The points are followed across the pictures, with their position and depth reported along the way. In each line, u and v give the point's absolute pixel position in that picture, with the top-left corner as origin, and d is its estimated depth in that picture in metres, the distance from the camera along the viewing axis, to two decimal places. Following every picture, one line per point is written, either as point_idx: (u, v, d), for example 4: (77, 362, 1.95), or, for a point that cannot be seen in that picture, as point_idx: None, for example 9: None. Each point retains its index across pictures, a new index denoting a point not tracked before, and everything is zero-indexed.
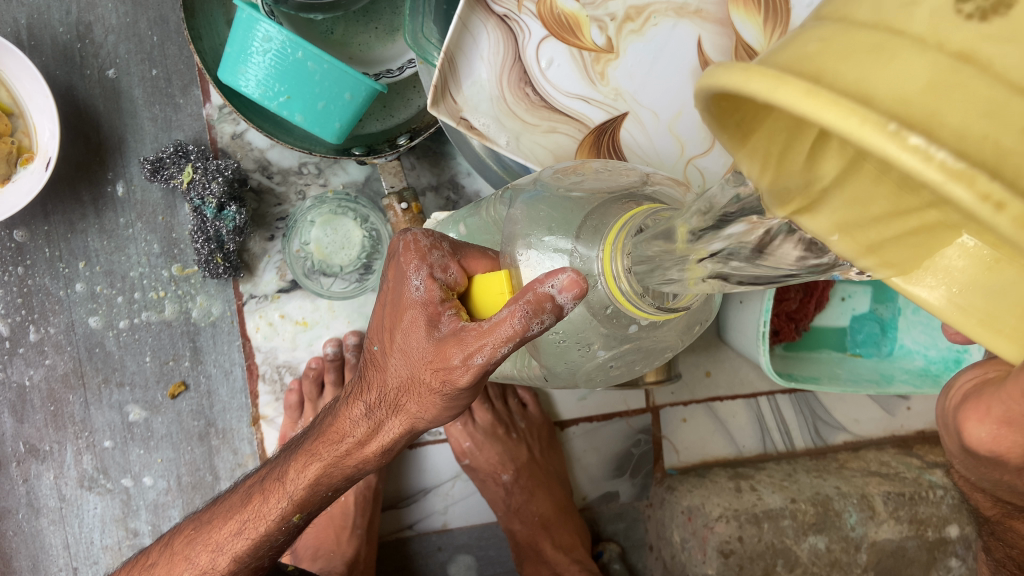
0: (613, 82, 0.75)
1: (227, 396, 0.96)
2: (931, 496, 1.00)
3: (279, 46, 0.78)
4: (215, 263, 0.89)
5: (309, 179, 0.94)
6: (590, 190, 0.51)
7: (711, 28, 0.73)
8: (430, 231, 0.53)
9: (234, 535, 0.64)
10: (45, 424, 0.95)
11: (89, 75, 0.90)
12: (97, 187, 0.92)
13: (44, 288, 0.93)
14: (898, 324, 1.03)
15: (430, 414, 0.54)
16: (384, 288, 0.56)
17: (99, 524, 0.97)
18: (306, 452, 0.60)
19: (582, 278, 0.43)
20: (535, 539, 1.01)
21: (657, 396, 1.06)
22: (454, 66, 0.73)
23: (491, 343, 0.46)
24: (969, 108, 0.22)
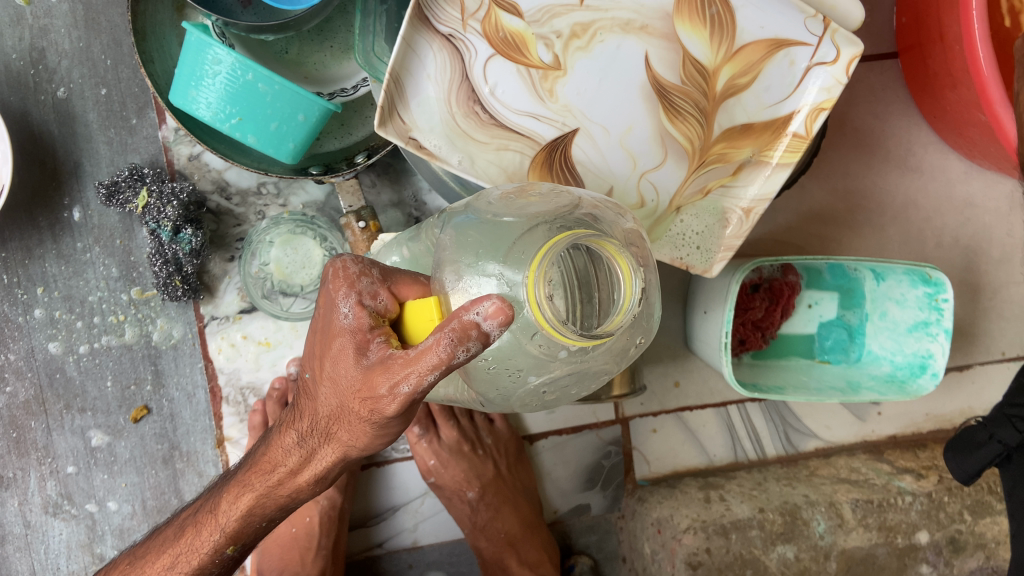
0: (562, 98, 0.75)
1: (191, 419, 0.95)
2: (900, 502, 1.00)
3: (229, 69, 0.78)
4: (173, 285, 0.89)
5: (268, 200, 0.94)
6: (520, 215, 0.51)
7: (658, 42, 0.73)
8: (359, 258, 0.53)
9: (165, 570, 0.63)
10: (8, 452, 0.95)
11: (42, 101, 0.90)
12: (53, 212, 0.91)
13: (2, 315, 0.92)
14: (865, 330, 1.03)
15: (362, 443, 0.53)
16: (316, 315, 0.55)
17: (65, 550, 0.96)
18: (238, 483, 0.60)
19: (507, 305, 0.43)
20: (501, 556, 1.00)
21: (626, 408, 1.06)
22: (401, 86, 0.73)
23: (417, 371, 0.47)
24: None
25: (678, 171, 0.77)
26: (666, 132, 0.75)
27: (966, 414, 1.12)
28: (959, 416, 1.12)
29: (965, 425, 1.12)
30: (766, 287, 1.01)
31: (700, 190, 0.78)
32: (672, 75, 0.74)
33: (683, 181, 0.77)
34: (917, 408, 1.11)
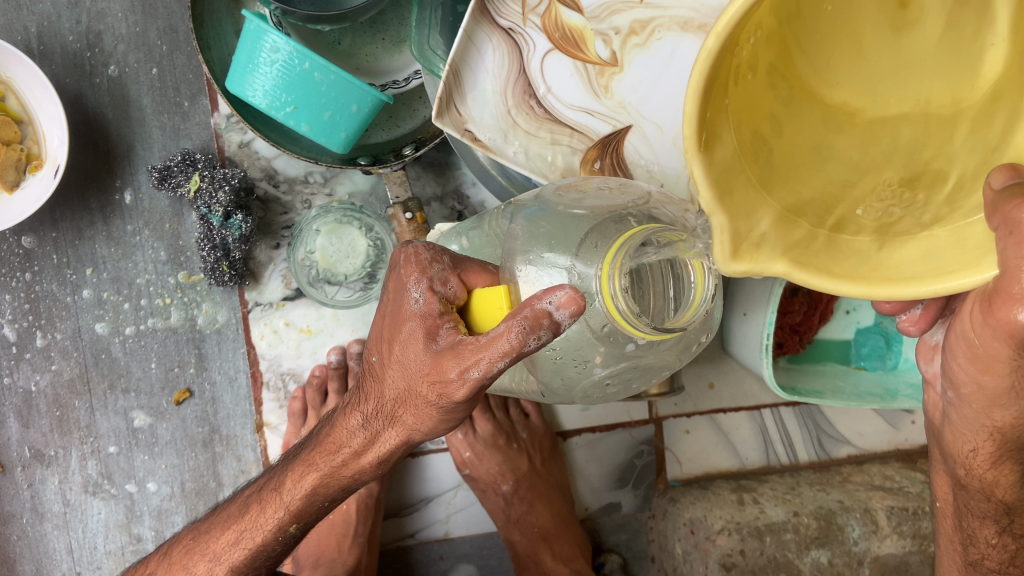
0: (618, 95, 0.75)
1: (231, 403, 0.96)
2: (935, 511, 0.99)
3: (286, 57, 0.78)
4: (220, 271, 0.89)
5: (315, 188, 0.95)
6: (589, 208, 0.52)
7: None
8: (431, 245, 0.54)
9: (232, 544, 0.64)
10: (51, 430, 0.96)
11: (98, 84, 0.91)
12: (105, 194, 0.93)
13: (51, 294, 0.93)
14: (902, 338, 1.02)
15: (427, 426, 0.54)
16: (385, 299, 0.56)
17: (102, 529, 0.97)
18: (302, 463, 0.61)
19: (580, 294, 0.44)
20: (535, 551, 1.01)
21: (660, 407, 1.06)
22: (460, 79, 0.75)
23: (488, 357, 0.47)
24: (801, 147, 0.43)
25: None
26: None
27: None
28: None
29: None
30: (806, 292, 1.00)
31: None
32: None
33: None
34: None
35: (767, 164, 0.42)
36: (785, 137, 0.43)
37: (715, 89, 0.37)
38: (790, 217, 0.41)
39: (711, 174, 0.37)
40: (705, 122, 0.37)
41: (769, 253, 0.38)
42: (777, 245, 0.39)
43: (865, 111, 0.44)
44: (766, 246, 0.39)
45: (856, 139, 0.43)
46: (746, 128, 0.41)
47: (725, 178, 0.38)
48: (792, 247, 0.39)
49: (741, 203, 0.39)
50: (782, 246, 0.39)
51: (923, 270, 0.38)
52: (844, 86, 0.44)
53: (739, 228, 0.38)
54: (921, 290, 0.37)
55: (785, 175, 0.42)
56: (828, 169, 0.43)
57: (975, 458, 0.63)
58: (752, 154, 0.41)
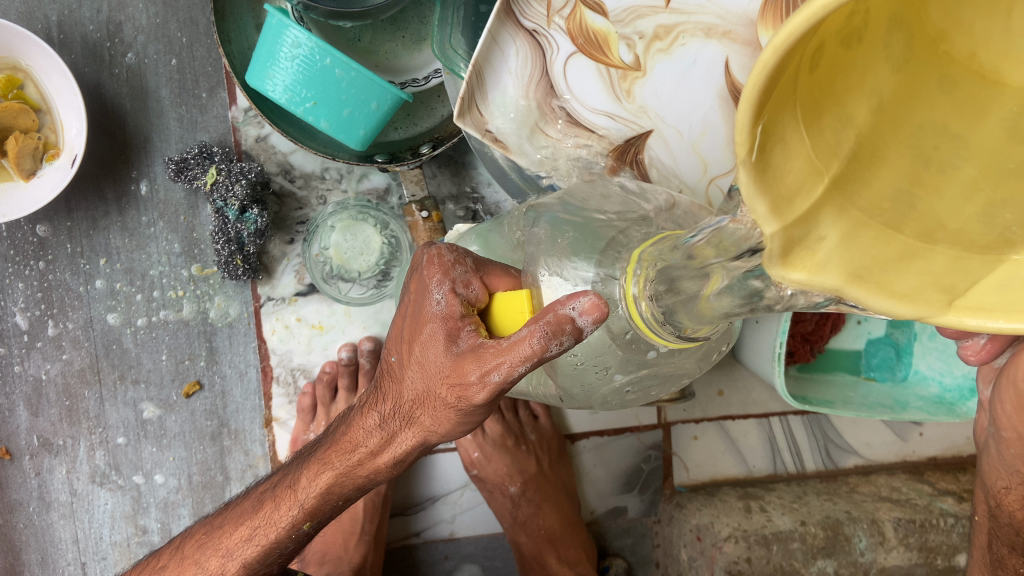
0: (640, 99, 0.74)
1: (241, 397, 0.96)
2: (942, 524, 0.99)
3: (307, 52, 0.78)
4: (234, 264, 0.89)
5: (331, 184, 0.95)
6: (612, 214, 0.52)
7: (739, 49, 0.70)
8: (455, 246, 0.53)
9: (244, 541, 0.64)
10: (60, 419, 0.96)
11: (117, 74, 0.91)
12: (120, 184, 0.93)
13: (64, 283, 0.93)
14: (913, 349, 1.02)
15: (444, 428, 0.54)
16: (406, 299, 0.56)
17: (108, 520, 0.97)
18: (318, 461, 0.61)
19: (603, 302, 0.43)
20: (541, 552, 1.01)
21: (668, 413, 1.05)
22: (482, 79, 0.74)
23: (509, 361, 0.47)
24: (900, 106, 0.32)
25: None
26: None
27: None
28: None
29: None
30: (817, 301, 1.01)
31: None
32: None
33: None
34: (959, 431, 1.09)
35: (847, 141, 0.32)
36: (884, 98, 0.32)
37: (777, 77, 0.27)
38: (857, 210, 0.32)
39: (762, 180, 0.29)
40: (762, 110, 0.28)
41: (827, 262, 0.31)
42: (841, 251, 0.32)
43: (1002, 68, 0.32)
44: (824, 258, 0.32)
45: (972, 111, 0.32)
46: (826, 80, 0.31)
47: (782, 174, 0.30)
48: (856, 254, 0.32)
49: (803, 201, 0.31)
50: (846, 252, 0.32)
51: (996, 300, 0.31)
52: (969, 33, 0.31)
53: (791, 234, 0.31)
54: (983, 325, 0.30)
55: (878, 143, 0.32)
56: (924, 138, 0.33)
57: (1008, 496, 0.65)
58: (825, 131, 0.31)
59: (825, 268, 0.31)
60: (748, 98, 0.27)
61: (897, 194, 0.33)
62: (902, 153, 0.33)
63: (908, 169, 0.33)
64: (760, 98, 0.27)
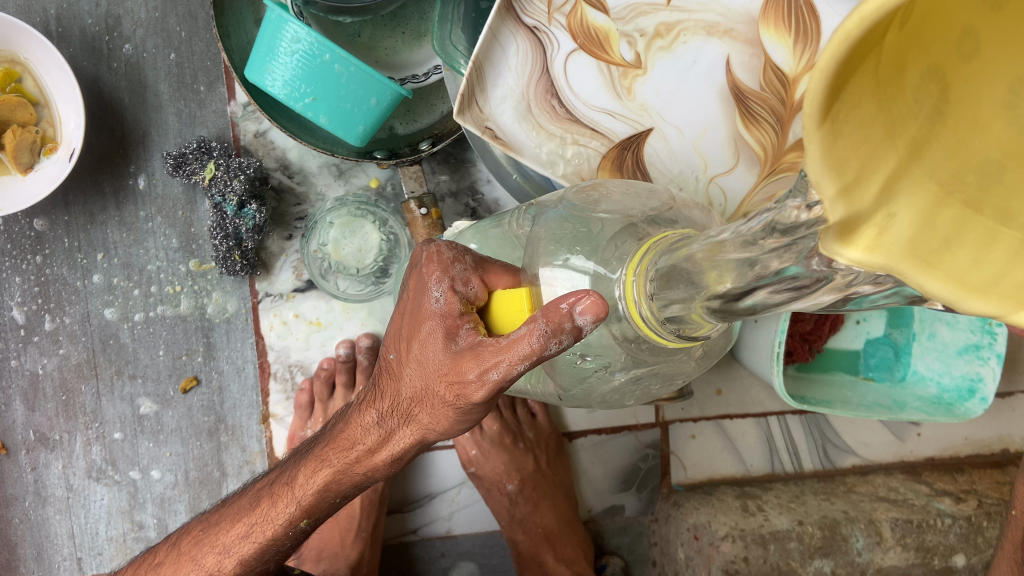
0: (640, 97, 0.75)
1: (238, 393, 0.96)
2: (939, 524, 0.99)
3: (307, 47, 0.78)
4: (232, 260, 0.89)
5: (330, 180, 0.94)
6: (610, 211, 0.52)
7: (740, 47, 0.73)
8: (453, 244, 0.54)
9: (241, 538, 0.64)
10: (56, 414, 0.95)
11: (116, 68, 0.90)
12: (118, 179, 0.92)
13: (61, 278, 0.93)
14: (912, 349, 1.02)
15: (442, 426, 0.54)
16: (404, 297, 0.56)
17: (104, 516, 0.97)
18: (315, 458, 0.61)
19: (604, 301, 0.43)
20: (538, 551, 1.01)
21: (666, 411, 1.05)
22: (483, 76, 0.74)
23: (508, 360, 0.47)
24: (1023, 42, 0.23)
25: (748, 177, 0.76)
26: (739, 137, 0.75)
27: (1004, 440, 1.11)
28: (998, 442, 1.10)
29: (1003, 451, 1.11)
30: None
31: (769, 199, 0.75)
32: (752, 81, 0.73)
33: (752, 188, 0.76)
34: (956, 432, 1.10)
35: (935, 97, 0.23)
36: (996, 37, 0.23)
37: (867, 43, 0.20)
38: (944, 181, 0.23)
39: (827, 159, 0.21)
40: (839, 81, 0.21)
41: (902, 250, 0.22)
42: (939, 245, 0.22)
43: None
44: (896, 238, 0.22)
45: None
46: (920, 18, 0.22)
47: (855, 149, 0.21)
48: (935, 234, 0.22)
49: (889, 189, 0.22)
50: (925, 242, 0.22)
51: None
52: None
53: (863, 215, 0.22)
54: None
55: (984, 95, 0.23)
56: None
57: None
58: (908, 88, 0.23)
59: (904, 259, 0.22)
60: (814, 75, 0.20)
61: (1001, 162, 0.23)
62: (1008, 106, 0.23)
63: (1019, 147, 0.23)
64: (840, 70, 0.20)
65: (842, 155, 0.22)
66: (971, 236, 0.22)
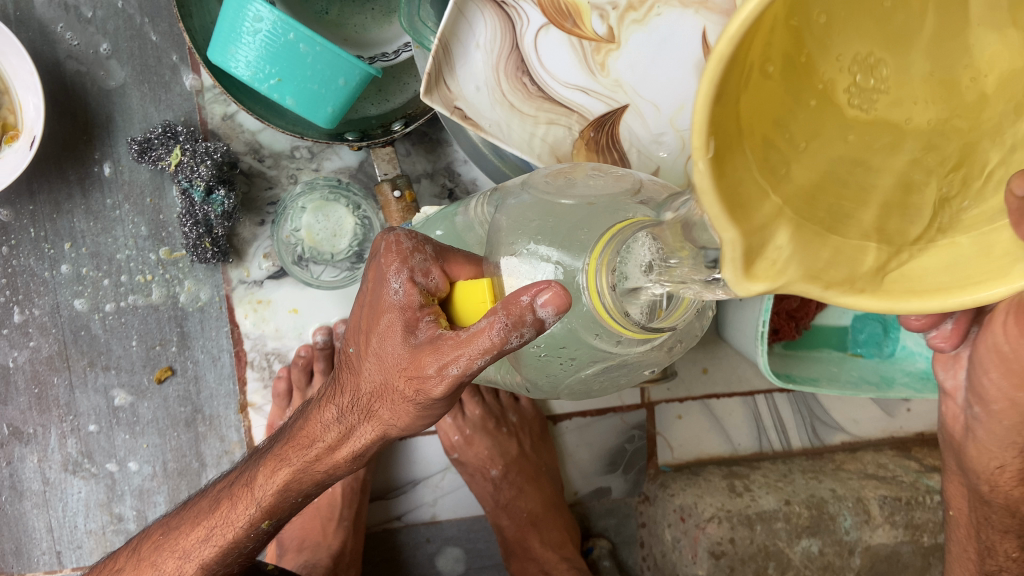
0: (614, 73, 0.72)
1: (214, 382, 0.94)
2: (927, 501, 0.98)
3: (270, 27, 0.75)
4: (203, 247, 0.87)
5: (302, 164, 0.92)
6: (575, 198, 0.50)
7: (717, 19, 0.69)
8: (413, 233, 0.52)
9: (201, 541, 0.63)
10: (29, 407, 0.94)
11: (75, 51, 0.87)
12: (83, 166, 0.90)
13: (28, 269, 0.91)
14: (901, 325, 0.99)
15: (403, 422, 0.53)
16: (364, 288, 0.54)
17: (83, 509, 0.96)
18: (274, 457, 0.59)
19: (567, 294, 0.41)
20: (524, 536, 0.99)
21: (652, 392, 1.04)
22: (450, 54, 0.70)
23: (467, 354, 0.45)
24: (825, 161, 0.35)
25: None
26: None
27: None
28: None
29: None
30: None
31: None
32: None
33: None
34: None
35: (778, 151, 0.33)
36: (794, 134, 0.34)
37: (722, 127, 0.29)
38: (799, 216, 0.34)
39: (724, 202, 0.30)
40: (718, 140, 0.29)
41: (789, 268, 0.32)
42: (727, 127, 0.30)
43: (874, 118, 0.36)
44: (786, 267, 0.32)
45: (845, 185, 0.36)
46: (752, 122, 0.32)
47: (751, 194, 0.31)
48: (810, 255, 0.33)
49: (756, 90, 0.32)
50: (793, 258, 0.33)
51: (949, 281, 0.35)
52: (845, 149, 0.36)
53: (757, 244, 0.32)
54: (953, 305, 0.33)
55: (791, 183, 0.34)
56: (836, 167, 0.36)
57: (1002, 475, 0.67)
58: (769, 148, 0.33)
59: (701, 128, 0.28)
60: (698, 128, 0.28)
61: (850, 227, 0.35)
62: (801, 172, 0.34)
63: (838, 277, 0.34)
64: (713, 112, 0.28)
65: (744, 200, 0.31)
66: (845, 266, 0.34)
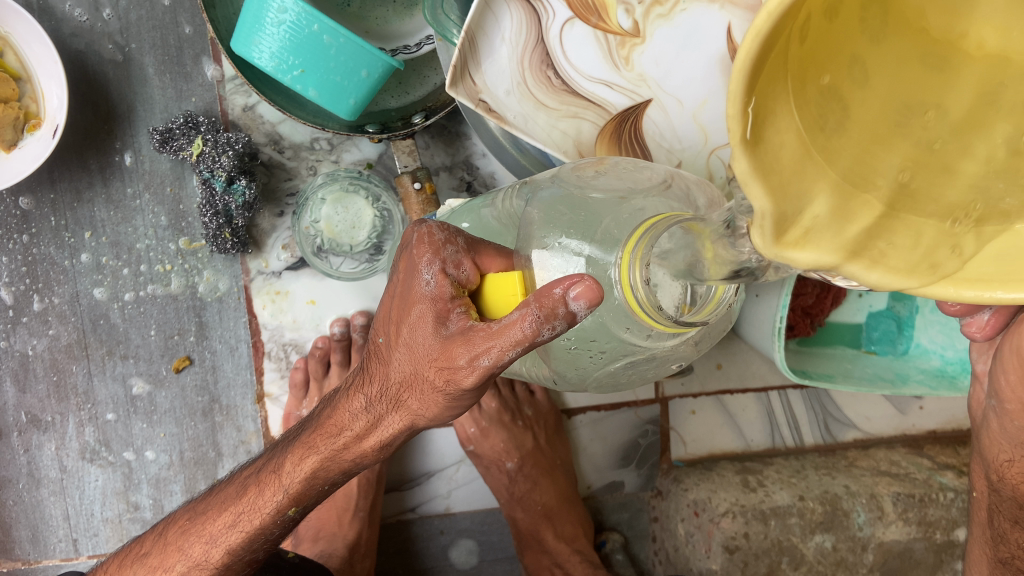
0: (638, 67, 0.71)
1: (232, 372, 0.95)
2: (941, 498, 0.99)
3: (294, 18, 0.75)
4: (223, 238, 0.87)
5: (321, 155, 0.92)
6: (606, 192, 0.50)
7: (742, 14, 0.68)
8: (445, 225, 0.52)
9: (228, 527, 0.63)
10: (48, 395, 0.94)
11: (98, 40, 0.88)
12: (104, 155, 0.90)
13: (48, 257, 0.91)
14: (915, 323, 1.00)
15: (432, 412, 0.53)
16: (395, 279, 0.54)
17: (100, 497, 0.96)
18: (302, 445, 0.60)
19: (599, 288, 0.42)
20: (538, 528, 1.00)
21: (666, 387, 1.04)
22: (475, 46, 0.70)
23: (499, 345, 0.45)
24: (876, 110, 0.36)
25: None
26: None
27: None
28: None
29: None
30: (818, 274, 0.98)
31: None
32: None
33: None
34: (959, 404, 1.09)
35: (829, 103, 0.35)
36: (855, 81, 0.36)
37: (766, 81, 0.30)
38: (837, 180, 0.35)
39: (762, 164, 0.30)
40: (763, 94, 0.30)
41: (818, 237, 0.33)
42: (767, 93, 0.31)
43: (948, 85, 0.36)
44: (814, 235, 0.33)
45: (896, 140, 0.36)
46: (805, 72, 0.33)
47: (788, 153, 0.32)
48: (840, 223, 0.34)
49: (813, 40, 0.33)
50: (819, 228, 0.34)
51: (980, 271, 0.37)
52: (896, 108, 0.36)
53: (786, 209, 0.32)
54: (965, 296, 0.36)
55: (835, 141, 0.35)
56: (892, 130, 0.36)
57: (1010, 469, 0.68)
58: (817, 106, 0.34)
59: (737, 101, 0.29)
60: (735, 92, 0.28)
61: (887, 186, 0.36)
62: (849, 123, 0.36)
63: (866, 250, 0.34)
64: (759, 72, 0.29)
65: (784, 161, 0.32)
66: (873, 236, 0.35)
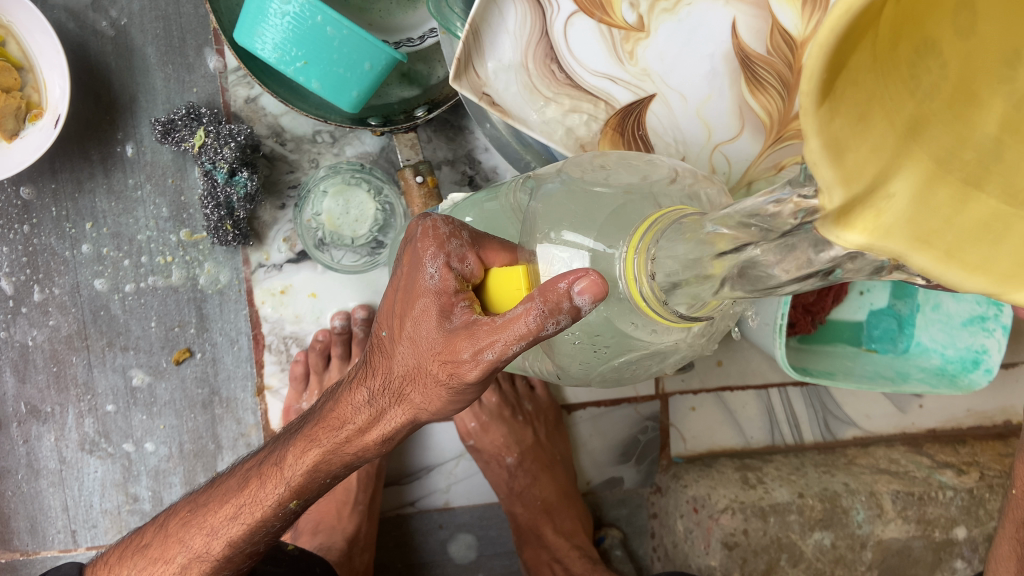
0: (642, 61, 0.70)
1: (232, 365, 0.94)
2: (940, 497, 0.99)
3: (298, 10, 0.75)
4: (224, 230, 0.87)
5: (323, 148, 0.92)
6: (610, 186, 0.50)
7: (748, 10, 0.67)
8: (450, 219, 0.52)
9: (229, 519, 0.63)
10: (48, 386, 0.94)
11: (101, 30, 0.87)
12: (106, 146, 0.90)
13: (49, 248, 0.91)
14: (915, 321, 1.00)
15: (434, 406, 0.53)
16: (398, 272, 0.54)
17: (99, 488, 0.96)
18: (304, 438, 0.60)
19: (603, 282, 0.41)
20: (537, 523, 1.00)
21: (666, 384, 1.04)
22: (479, 38, 0.69)
23: (502, 339, 0.45)
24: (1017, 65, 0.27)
25: (753, 145, 0.72)
26: (744, 105, 0.70)
27: (1006, 412, 1.10)
28: (1000, 414, 1.09)
29: (1005, 423, 1.10)
30: None
31: (775, 166, 0.72)
32: (759, 45, 0.68)
33: (758, 156, 0.72)
34: (959, 403, 1.09)
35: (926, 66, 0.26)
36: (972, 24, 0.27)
37: (853, 35, 0.23)
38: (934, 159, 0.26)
39: (825, 142, 0.23)
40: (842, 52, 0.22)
41: (893, 225, 0.26)
42: (862, 56, 0.24)
43: None
44: (892, 222, 0.26)
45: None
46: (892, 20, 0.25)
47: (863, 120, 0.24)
48: (926, 213, 0.26)
49: None
50: (914, 213, 0.26)
51: None
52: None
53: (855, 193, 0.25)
54: None
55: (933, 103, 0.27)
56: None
57: None
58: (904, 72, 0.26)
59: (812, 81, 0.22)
60: (810, 69, 0.22)
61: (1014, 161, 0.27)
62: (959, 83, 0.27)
63: (963, 245, 0.27)
64: (839, 41, 0.22)
65: (862, 125, 0.24)
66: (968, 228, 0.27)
